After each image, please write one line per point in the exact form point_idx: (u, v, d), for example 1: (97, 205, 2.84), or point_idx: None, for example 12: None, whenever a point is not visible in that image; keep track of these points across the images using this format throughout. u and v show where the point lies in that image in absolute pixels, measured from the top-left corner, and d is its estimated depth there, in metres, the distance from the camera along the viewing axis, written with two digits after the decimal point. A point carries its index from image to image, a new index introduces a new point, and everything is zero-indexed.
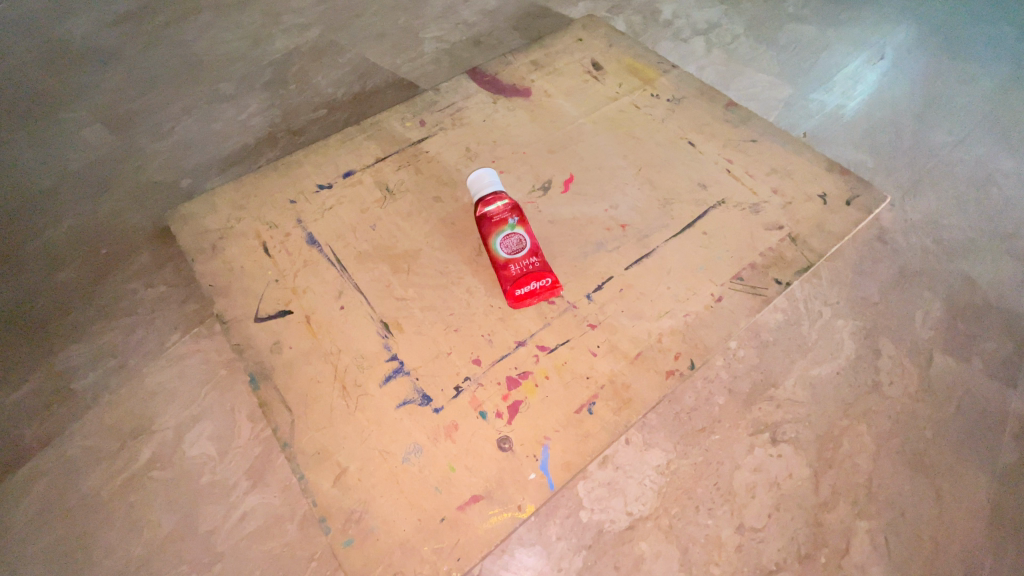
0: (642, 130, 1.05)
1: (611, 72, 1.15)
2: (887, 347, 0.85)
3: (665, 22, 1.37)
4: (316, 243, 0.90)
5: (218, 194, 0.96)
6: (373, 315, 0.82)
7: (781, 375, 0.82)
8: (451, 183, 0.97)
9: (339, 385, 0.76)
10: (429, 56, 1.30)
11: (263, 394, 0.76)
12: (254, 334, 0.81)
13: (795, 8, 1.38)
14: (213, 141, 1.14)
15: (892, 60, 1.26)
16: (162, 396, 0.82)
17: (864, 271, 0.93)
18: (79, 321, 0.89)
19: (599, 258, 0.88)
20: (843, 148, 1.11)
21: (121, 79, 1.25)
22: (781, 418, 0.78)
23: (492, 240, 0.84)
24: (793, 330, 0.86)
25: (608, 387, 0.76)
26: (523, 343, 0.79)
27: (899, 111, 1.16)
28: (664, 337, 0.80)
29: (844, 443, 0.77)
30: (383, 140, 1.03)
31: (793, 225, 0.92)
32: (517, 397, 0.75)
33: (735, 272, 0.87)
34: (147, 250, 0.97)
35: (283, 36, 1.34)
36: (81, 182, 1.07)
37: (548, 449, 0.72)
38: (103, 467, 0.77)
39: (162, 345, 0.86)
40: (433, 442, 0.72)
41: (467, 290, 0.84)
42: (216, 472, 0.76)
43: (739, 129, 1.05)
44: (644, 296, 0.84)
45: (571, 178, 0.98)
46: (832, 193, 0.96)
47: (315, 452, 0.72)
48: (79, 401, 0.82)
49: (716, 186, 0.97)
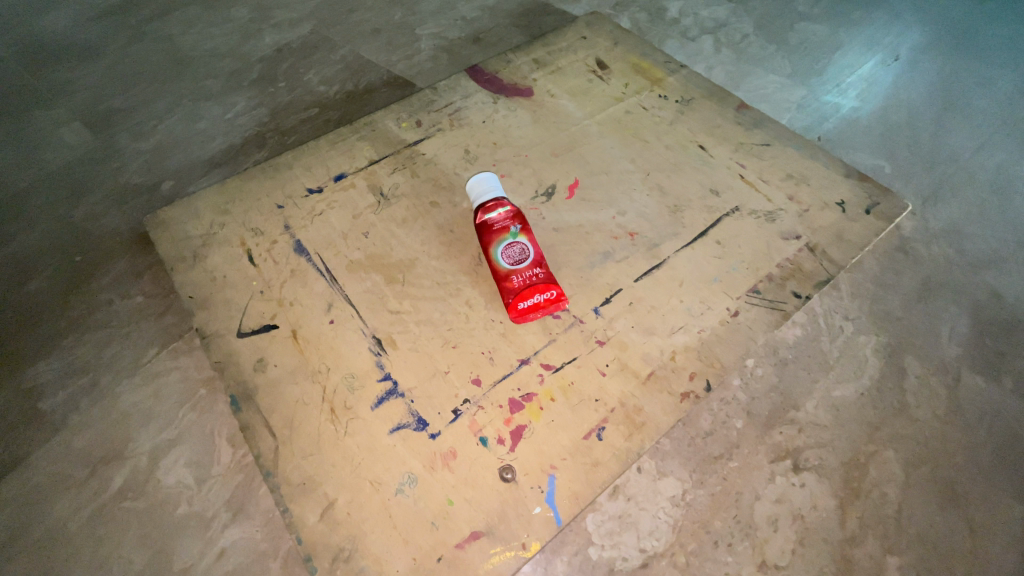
0: (651, 132, 1.00)
1: (617, 71, 1.09)
2: (913, 366, 0.80)
3: (672, 20, 1.32)
4: (305, 251, 0.84)
5: (200, 198, 0.90)
6: (365, 330, 0.76)
7: (801, 396, 0.77)
8: (449, 187, 0.91)
9: (328, 408, 0.71)
10: (426, 53, 1.24)
11: (246, 417, 0.70)
12: (236, 350, 0.75)
13: (805, 7, 1.34)
14: (197, 140, 1.08)
15: (907, 61, 1.21)
16: (138, 418, 0.76)
17: (886, 284, 0.88)
18: (48, 335, 0.83)
19: (606, 268, 0.83)
20: (860, 153, 1.06)
21: (101, 75, 1.18)
22: (803, 442, 0.73)
23: (493, 249, 0.78)
24: (813, 346, 0.81)
25: (618, 410, 0.71)
26: (526, 362, 0.74)
27: (916, 114, 1.11)
28: (678, 355, 0.75)
29: (870, 470, 0.72)
30: (377, 141, 0.97)
31: (811, 235, 0.87)
32: (520, 421, 0.70)
33: (751, 285, 0.81)
34: (124, 257, 0.91)
35: (273, 31, 1.28)
36: (57, 183, 1.01)
37: (554, 480, 0.66)
38: (71, 496, 0.70)
39: (138, 361, 0.80)
40: (430, 471, 0.66)
41: (466, 302, 0.79)
42: (193, 502, 0.70)
43: (752, 132, 1.00)
44: (655, 311, 0.79)
45: (576, 182, 0.92)
46: (852, 200, 0.91)
47: (301, 482, 0.66)
48: (47, 423, 0.75)
49: (729, 192, 0.91)
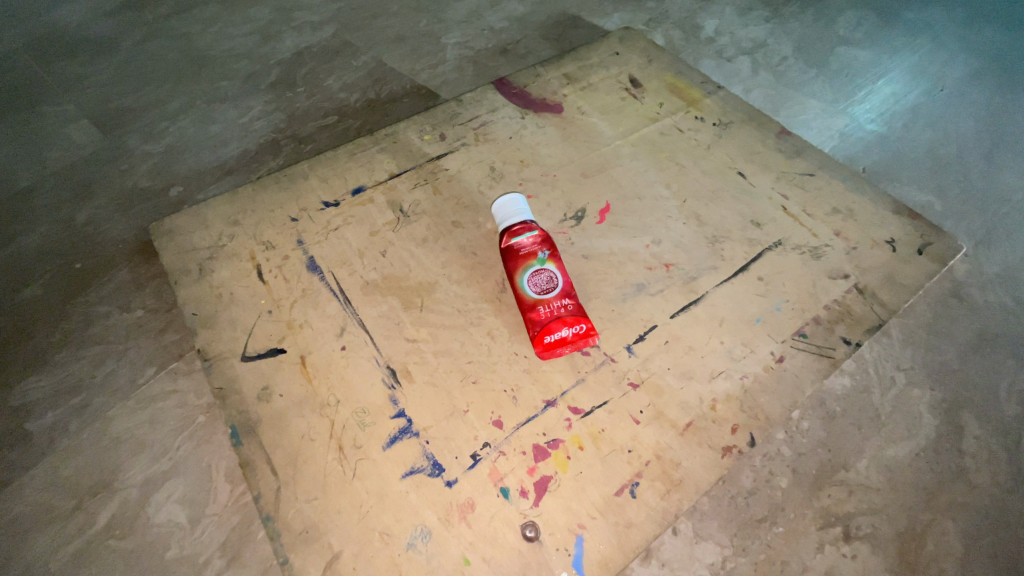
0: (687, 156, 0.94)
1: (651, 90, 1.04)
2: (971, 426, 0.74)
3: (707, 38, 1.27)
4: (318, 269, 0.78)
5: (210, 206, 0.85)
6: (379, 360, 0.71)
7: (852, 454, 0.72)
8: (473, 206, 0.86)
9: (336, 445, 0.65)
10: (451, 63, 1.19)
11: (246, 452, 0.64)
12: (240, 376, 0.69)
13: (846, 31, 1.28)
14: (210, 144, 1.03)
15: (955, 92, 1.16)
16: (130, 445, 0.70)
17: (940, 331, 0.82)
18: (41, 349, 0.78)
19: (640, 302, 0.77)
20: (908, 188, 1.00)
21: (114, 72, 1.14)
22: (853, 507, 0.68)
23: (519, 277, 0.72)
24: (862, 399, 0.75)
25: (654, 464, 0.65)
26: (553, 403, 0.68)
27: (966, 150, 1.05)
28: (718, 404, 0.69)
29: (927, 542, 0.67)
30: (398, 154, 0.92)
31: (860, 275, 0.80)
32: (545, 472, 0.64)
33: (797, 328, 0.75)
34: (126, 267, 0.85)
35: (294, 34, 1.23)
36: (61, 184, 0.96)
37: (582, 542, 0.60)
38: (53, 532, 0.65)
39: (134, 382, 0.75)
40: (445, 525, 0.61)
41: (489, 333, 0.73)
42: (184, 545, 0.65)
43: (795, 160, 0.93)
44: (693, 351, 0.73)
45: (608, 207, 0.86)
46: (903, 239, 0.84)
47: (304, 530, 0.60)
48: (33, 446, 0.70)
49: (772, 225, 0.85)
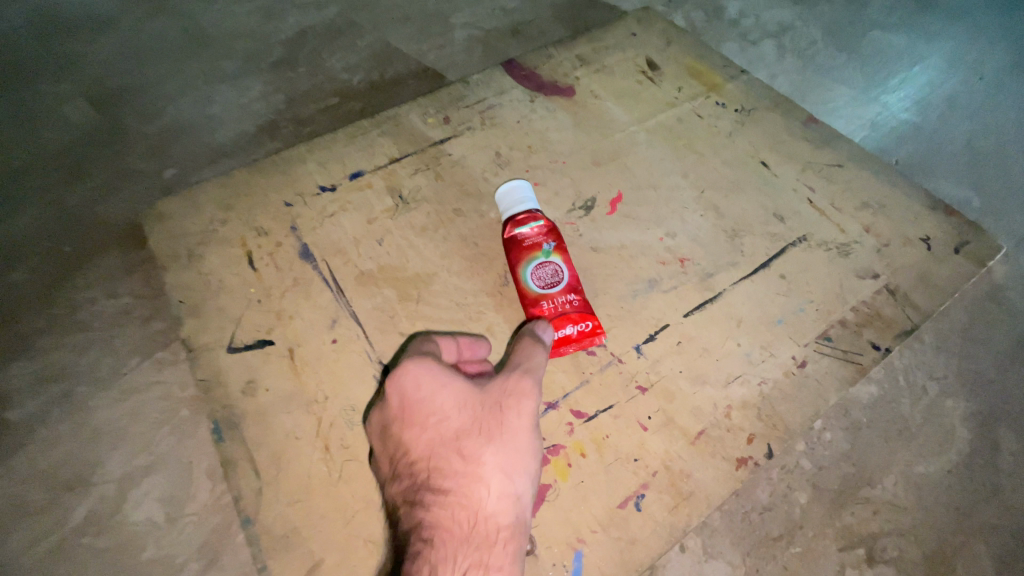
0: (706, 145, 0.88)
1: (670, 74, 0.97)
2: (1008, 441, 0.68)
3: (731, 20, 1.20)
4: (311, 257, 0.74)
5: (201, 189, 0.81)
6: (372, 356, 0.67)
7: (877, 470, 0.66)
8: (476, 194, 0.81)
9: (322, 445, 0.61)
10: (459, 44, 1.14)
11: (228, 450, 0.61)
12: (225, 368, 0.66)
13: (881, 13, 1.20)
14: (207, 125, 1.00)
15: (995, 80, 1.08)
16: (111, 438, 0.67)
17: (976, 338, 0.75)
18: (25, 335, 0.75)
19: (651, 299, 0.72)
20: (944, 183, 0.94)
21: (113, 50, 1.10)
22: (876, 527, 0.63)
23: (521, 269, 0.67)
24: (890, 409, 0.70)
25: (662, 476, 0.60)
26: (555, 406, 0.63)
27: (1007, 142, 0.98)
28: (733, 413, 0.64)
29: (956, 567, 0.62)
30: (400, 137, 0.87)
31: (891, 275, 0.74)
32: (544, 480, 0.59)
33: (821, 331, 0.70)
34: (115, 251, 0.82)
35: (297, 12, 1.18)
36: (54, 164, 0.93)
37: (582, 557, 0.56)
38: (29, 527, 0.62)
39: (117, 371, 0.72)
40: None
41: (488, 330, 0.69)
42: (162, 545, 0.62)
43: (822, 150, 0.87)
44: (707, 354, 0.67)
45: (619, 197, 0.81)
46: (939, 237, 0.78)
47: (285, 535, 0.57)
48: (12, 436, 0.67)
49: (796, 219, 0.79)
